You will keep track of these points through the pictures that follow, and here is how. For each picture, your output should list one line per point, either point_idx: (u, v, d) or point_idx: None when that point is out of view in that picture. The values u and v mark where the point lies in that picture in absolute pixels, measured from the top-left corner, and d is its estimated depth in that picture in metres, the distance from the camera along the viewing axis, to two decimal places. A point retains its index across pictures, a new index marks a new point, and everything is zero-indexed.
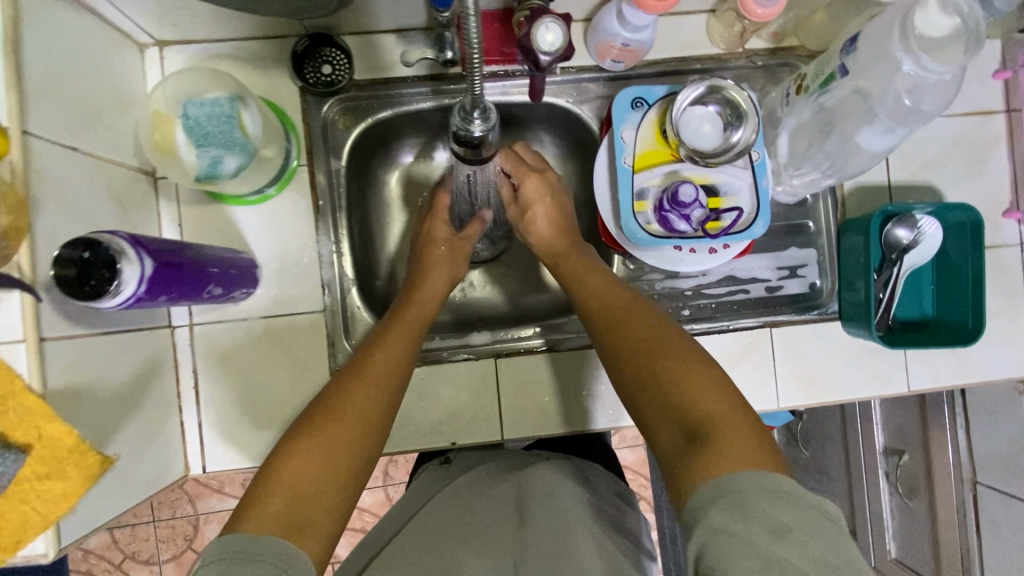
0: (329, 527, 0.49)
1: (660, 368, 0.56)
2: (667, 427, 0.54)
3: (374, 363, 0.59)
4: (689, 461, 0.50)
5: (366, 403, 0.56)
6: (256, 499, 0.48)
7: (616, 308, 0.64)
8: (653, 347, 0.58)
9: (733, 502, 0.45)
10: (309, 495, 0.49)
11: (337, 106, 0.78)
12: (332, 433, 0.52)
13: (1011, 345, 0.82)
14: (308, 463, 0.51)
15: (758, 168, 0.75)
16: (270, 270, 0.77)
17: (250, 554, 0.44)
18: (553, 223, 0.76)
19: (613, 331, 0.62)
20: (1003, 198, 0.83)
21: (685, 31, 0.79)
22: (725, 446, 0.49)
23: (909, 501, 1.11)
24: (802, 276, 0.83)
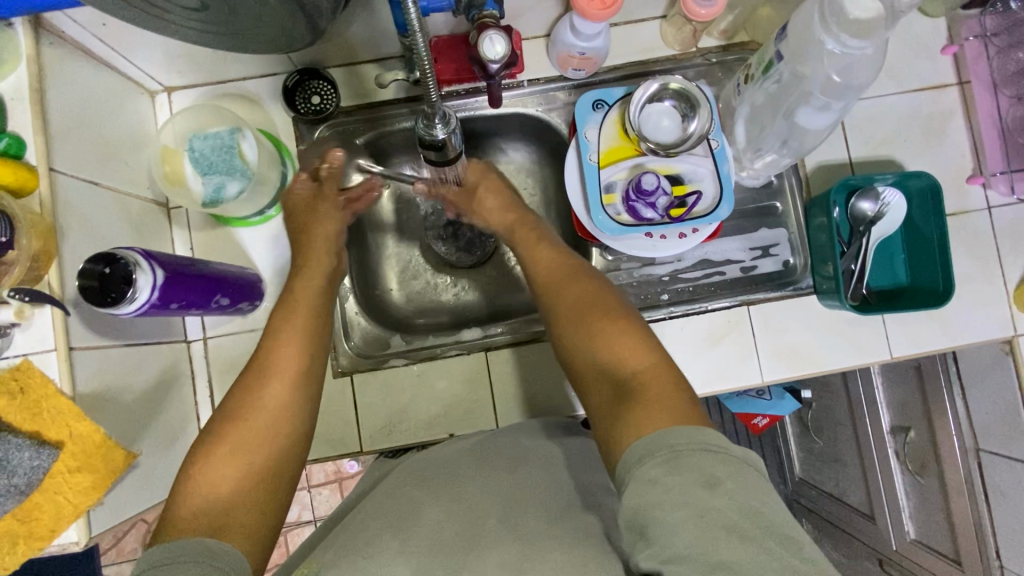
0: (255, 526, 0.53)
1: (597, 339, 0.59)
2: (608, 391, 0.56)
3: (284, 362, 0.64)
4: (619, 415, 0.52)
5: (272, 401, 0.61)
6: (177, 508, 0.52)
7: (565, 277, 0.68)
8: (598, 314, 0.61)
9: (661, 456, 0.45)
10: (231, 500, 0.53)
11: (326, 131, 0.86)
12: (243, 432, 0.58)
13: (989, 306, 0.84)
14: (217, 472, 0.55)
15: (718, 155, 0.80)
16: (274, 284, 0.84)
17: (172, 560, 0.45)
18: (500, 199, 0.79)
19: (561, 298, 0.66)
20: (966, 166, 0.85)
21: (640, 37, 0.85)
22: (650, 401, 0.51)
23: (919, 478, 1.11)
24: (774, 255, 0.87)
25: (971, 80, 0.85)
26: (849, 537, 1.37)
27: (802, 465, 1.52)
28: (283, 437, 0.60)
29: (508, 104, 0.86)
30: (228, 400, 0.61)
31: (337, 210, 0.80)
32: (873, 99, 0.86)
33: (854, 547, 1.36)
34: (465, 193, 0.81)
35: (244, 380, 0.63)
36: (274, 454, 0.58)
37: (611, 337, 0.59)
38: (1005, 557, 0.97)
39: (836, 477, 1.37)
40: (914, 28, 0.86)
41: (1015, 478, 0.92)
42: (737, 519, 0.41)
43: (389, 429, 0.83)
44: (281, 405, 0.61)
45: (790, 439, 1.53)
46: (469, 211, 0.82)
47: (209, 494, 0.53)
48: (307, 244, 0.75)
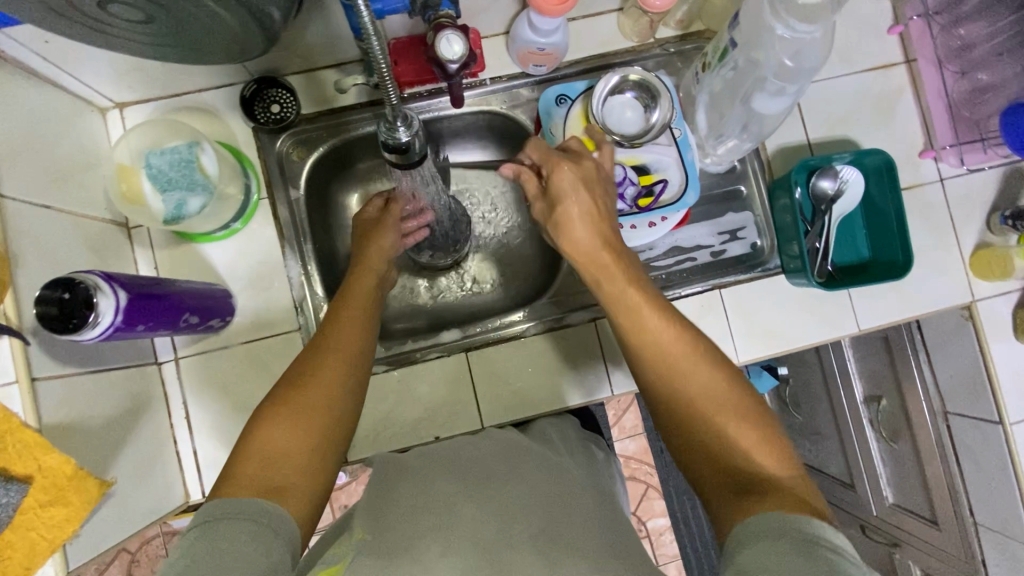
0: (311, 489, 0.55)
1: (715, 421, 0.57)
2: (722, 476, 0.55)
3: (348, 333, 0.66)
4: (739, 503, 0.52)
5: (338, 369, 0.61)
6: (236, 466, 0.53)
7: (677, 347, 0.61)
8: (719, 402, 0.58)
9: (787, 541, 0.45)
10: (292, 459, 0.54)
11: (289, 139, 0.85)
12: (306, 402, 0.57)
13: (947, 274, 0.88)
14: (282, 430, 0.55)
15: (681, 144, 0.82)
16: (245, 298, 0.82)
17: (229, 514, 0.48)
18: (588, 222, 0.67)
19: (672, 374, 0.60)
20: (918, 141, 0.88)
21: (598, 31, 0.86)
22: (773, 498, 0.51)
23: (894, 444, 1.15)
24: (742, 238, 0.89)
25: (917, 58, 0.88)
26: (832, 506, 1.41)
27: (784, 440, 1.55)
28: (346, 396, 0.61)
29: (471, 103, 0.86)
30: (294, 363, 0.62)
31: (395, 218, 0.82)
32: (827, 81, 0.88)
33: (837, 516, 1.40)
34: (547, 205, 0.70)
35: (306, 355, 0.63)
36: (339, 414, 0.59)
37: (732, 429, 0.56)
38: (978, 514, 1.01)
39: (817, 450, 1.41)
40: (861, 10, 0.89)
41: (979, 437, 0.96)
42: None
43: (373, 436, 0.82)
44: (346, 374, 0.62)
45: None
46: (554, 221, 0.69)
47: (270, 458, 0.54)
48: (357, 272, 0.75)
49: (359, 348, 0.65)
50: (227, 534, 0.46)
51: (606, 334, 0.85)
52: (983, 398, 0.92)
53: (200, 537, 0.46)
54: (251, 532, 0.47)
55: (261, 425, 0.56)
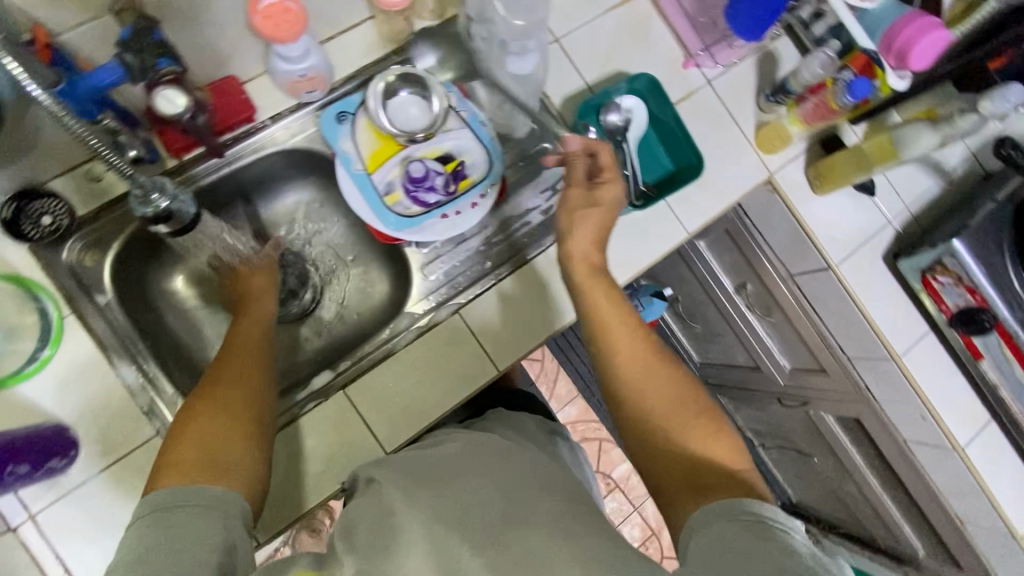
0: (253, 468, 0.59)
1: (676, 424, 0.65)
2: (681, 472, 0.63)
3: (249, 333, 0.72)
4: (693, 495, 0.60)
5: (250, 362, 0.67)
6: (172, 457, 0.56)
7: (646, 359, 0.68)
8: (682, 403, 0.66)
9: (737, 523, 0.53)
10: (225, 444, 0.58)
11: (77, 244, 0.77)
12: (229, 395, 0.62)
13: (740, 159, 0.98)
14: (211, 421, 0.59)
15: (472, 122, 0.85)
16: (86, 426, 0.74)
17: (181, 503, 0.52)
18: (591, 229, 0.76)
19: (641, 381, 0.67)
20: (678, 54, 0.98)
21: (358, 41, 0.86)
22: (724, 489, 0.59)
23: (770, 317, 1.28)
24: (563, 189, 0.93)
25: None
26: (752, 391, 1.53)
27: (696, 349, 1.66)
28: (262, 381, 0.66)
29: (260, 147, 0.84)
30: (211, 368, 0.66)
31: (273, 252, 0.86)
32: (584, 26, 0.95)
33: (757, 398, 1.53)
34: (586, 197, 0.78)
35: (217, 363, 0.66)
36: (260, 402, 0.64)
37: (690, 428, 0.65)
38: (848, 348, 1.13)
39: (722, 347, 1.53)
40: None
41: (820, 285, 1.07)
42: None
43: (279, 506, 0.79)
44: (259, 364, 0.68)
45: (677, 334, 1.67)
46: (564, 223, 0.78)
47: (206, 443, 0.57)
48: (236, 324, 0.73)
49: (261, 345, 0.70)
50: (180, 522, 0.51)
51: (472, 319, 0.87)
52: (809, 253, 1.03)
53: (157, 523, 0.50)
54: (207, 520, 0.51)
55: (189, 421, 0.59)
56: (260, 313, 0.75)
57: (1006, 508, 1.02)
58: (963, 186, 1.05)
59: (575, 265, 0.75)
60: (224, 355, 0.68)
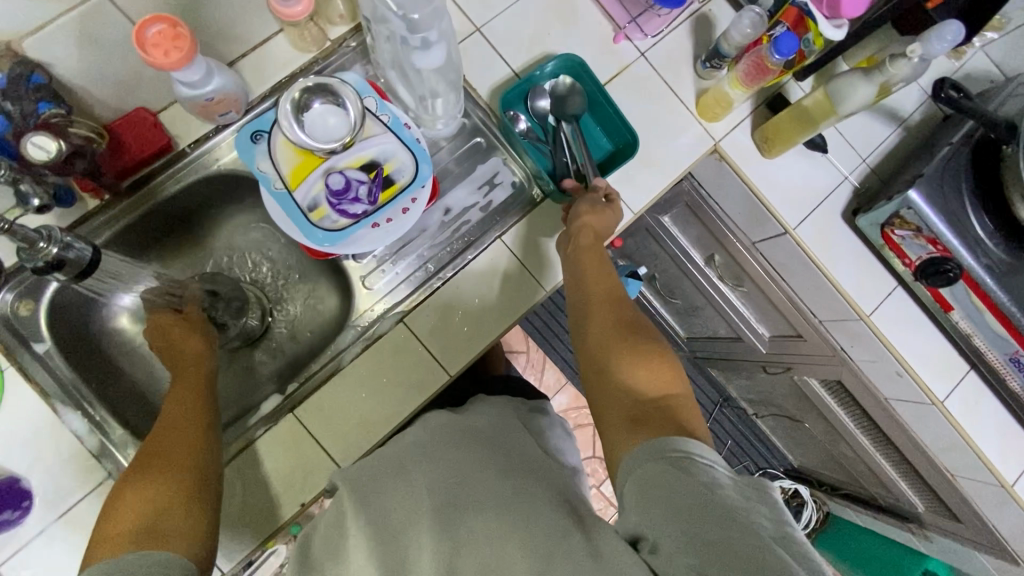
0: (196, 528, 0.58)
1: (623, 355, 0.64)
2: (621, 406, 0.61)
3: (190, 384, 0.71)
4: (629, 431, 0.58)
5: (191, 417, 0.67)
6: (109, 530, 0.55)
7: (610, 301, 0.70)
8: (634, 337, 0.66)
9: (669, 460, 0.51)
10: (164, 507, 0.57)
11: (10, 293, 0.77)
12: (170, 455, 0.62)
13: (682, 130, 0.95)
14: (149, 486, 0.58)
15: (394, 126, 0.84)
16: (36, 477, 0.74)
17: (115, 570, 0.50)
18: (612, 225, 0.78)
19: (601, 319, 0.68)
20: (608, 28, 0.94)
21: (271, 55, 0.84)
22: (658, 424, 0.57)
23: (741, 286, 1.25)
24: (500, 183, 0.92)
25: None
26: (737, 360, 1.51)
27: (680, 324, 1.63)
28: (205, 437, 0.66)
29: (184, 175, 0.83)
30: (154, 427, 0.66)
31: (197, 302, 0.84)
32: (505, 10, 0.91)
33: (743, 367, 1.50)
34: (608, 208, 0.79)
35: (155, 425, 0.66)
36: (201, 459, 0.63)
37: (639, 361, 0.63)
38: (818, 311, 1.10)
39: (703, 320, 1.50)
40: None
41: (783, 250, 1.04)
42: (733, 520, 0.46)
43: (239, 536, 0.78)
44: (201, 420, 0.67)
45: (660, 312, 1.64)
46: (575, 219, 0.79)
47: (144, 508, 0.56)
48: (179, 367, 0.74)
49: (203, 403, 0.70)
50: None
51: (419, 326, 0.85)
52: (766, 219, 1.00)
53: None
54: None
55: (127, 486, 0.59)
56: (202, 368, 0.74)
57: (993, 458, 0.98)
58: (922, 131, 1.01)
59: (583, 233, 0.78)
60: (168, 411, 0.67)
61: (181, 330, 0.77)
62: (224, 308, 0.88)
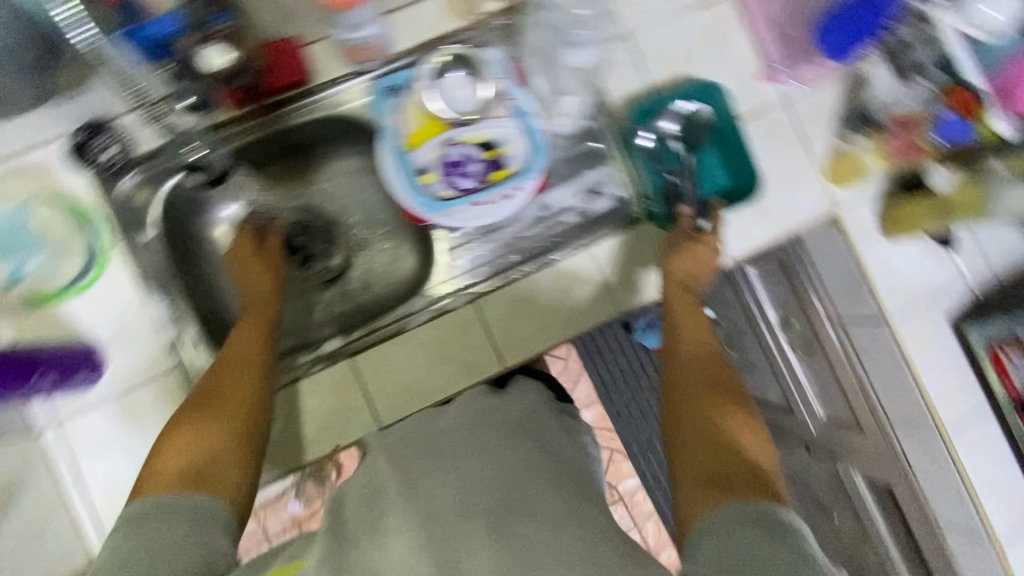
0: (234, 478, 0.62)
1: (710, 404, 0.64)
2: (702, 455, 0.58)
3: (249, 336, 0.75)
4: (707, 483, 0.55)
5: (242, 371, 0.71)
6: (156, 467, 0.60)
7: (704, 353, 0.72)
8: (723, 391, 0.66)
9: (762, 527, 0.48)
10: (207, 454, 0.62)
11: (133, 179, 0.82)
12: (218, 405, 0.67)
13: (803, 188, 0.90)
14: (196, 432, 0.64)
15: (519, 112, 0.83)
16: (113, 352, 0.79)
17: (158, 509, 0.55)
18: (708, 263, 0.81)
19: (691, 366, 0.70)
20: (759, 65, 0.90)
21: (421, 13, 0.84)
22: (742, 481, 0.54)
23: (811, 360, 1.20)
24: (605, 194, 0.90)
25: None
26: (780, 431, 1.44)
27: None
28: (252, 391, 0.70)
29: (310, 110, 0.86)
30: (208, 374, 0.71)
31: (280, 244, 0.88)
32: (658, 22, 0.89)
33: (785, 440, 1.43)
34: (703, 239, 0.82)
35: (215, 372, 0.71)
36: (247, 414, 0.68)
37: (725, 415, 0.62)
38: (889, 409, 1.04)
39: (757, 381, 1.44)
40: None
41: (873, 338, 0.98)
42: None
43: (273, 459, 0.82)
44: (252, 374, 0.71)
45: None
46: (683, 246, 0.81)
47: (193, 455, 0.62)
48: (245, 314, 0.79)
49: (264, 357, 0.73)
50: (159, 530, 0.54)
51: (488, 312, 0.86)
52: (865, 302, 0.95)
53: (138, 529, 0.54)
54: (185, 525, 0.55)
55: (177, 429, 0.64)
56: (262, 319, 0.78)
57: None
58: None
59: (671, 279, 0.81)
60: (225, 360, 0.72)
61: (259, 269, 0.84)
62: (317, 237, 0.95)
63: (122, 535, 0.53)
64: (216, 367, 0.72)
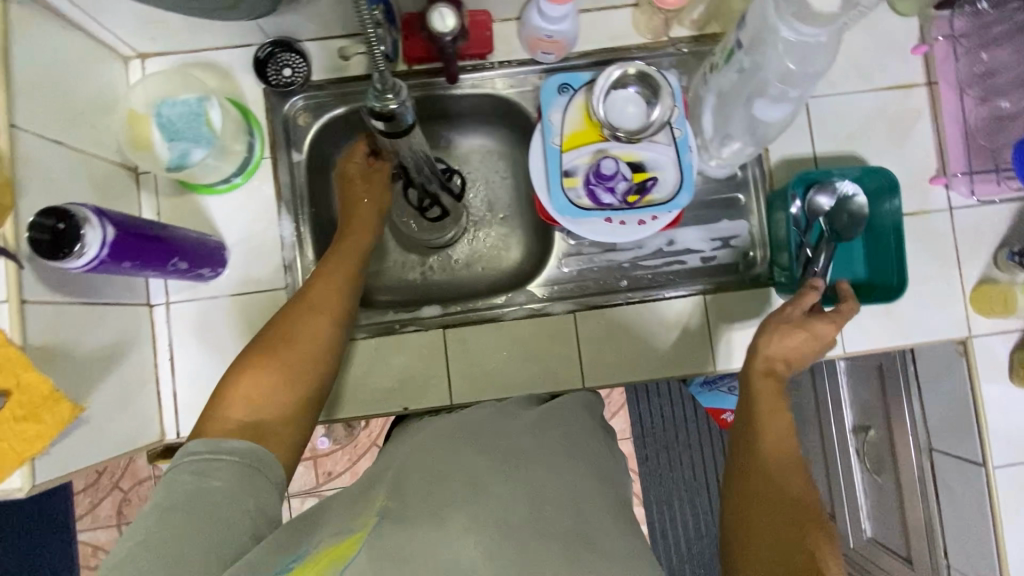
0: (291, 435, 0.62)
1: (786, 522, 0.56)
2: (770, 556, 0.53)
3: (327, 288, 0.72)
4: None
5: (314, 324, 0.68)
6: (220, 411, 0.60)
7: (781, 449, 0.62)
8: (801, 505, 0.57)
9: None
10: (272, 407, 0.62)
11: (299, 103, 0.87)
12: (286, 357, 0.65)
13: (937, 302, 0.87)
14: (262, 381, 0.63)
15: (680, 144, 0.81)
16: (237, 253, 0.85)
17: (214, 457, 0.54)
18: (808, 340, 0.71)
19: (765, 468, 0.61)
20: (930, 166, 0.87)
21: (611, 24, 0.86)
22: None
23: (878, 478, 1.10)
24: (734, 246, 0.88)
25: (939, 81, 0.86)
26: None
27: None
28: (321, 350, 0.68)
29: (476, 85, 0.87)
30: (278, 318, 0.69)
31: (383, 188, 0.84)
32: (839, 95, 0.87)
33: None
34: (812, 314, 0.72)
35: (286, 314, 0.69)
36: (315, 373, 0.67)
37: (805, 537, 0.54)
38: (952, 557, 0.96)
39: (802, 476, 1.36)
40: (883, 25, 0.87)
41: (963, 478, 0.90)
42: None
43: (343, 400, 0.84)
44: (323, 330, 0.69)
45: None
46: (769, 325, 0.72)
47: (253, 404, 0.61)
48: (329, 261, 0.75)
49: (340, 313, 0.71)
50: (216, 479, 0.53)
51: (584, 326, 0.86)
52: (967, 439, 0.88)
53: (191, 476, 0.52)
54: (239, 476, 0.54)
55: (242, 372, 0.63)
56: (344, 270, 0.74)
57: None
58: None
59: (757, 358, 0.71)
60: (299, 306, 0.70)
61: (369, 194, 0.83)
62: (436, 174, 0.85)
63: (174, 483, 0.52)
64: (290, 309, 0.70)
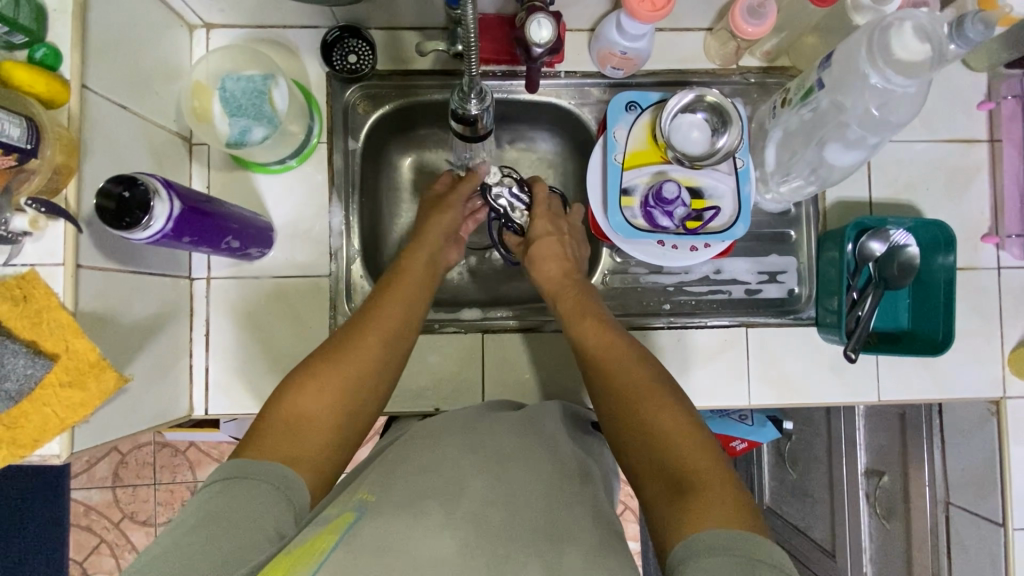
0: (323, 461, 0.60)
1: (643, 417, 0.60)
2: (654, 471, 0.56)
3: (383, 314, 0.71)
4: (675, 509, 0.52)
5: (365, 352, 0.67)
6: (259, 433, 0.59)
7: (610, 353, 0.68)
8: (643, 395, 0.62)
9: (730, 556, 0.46)
10: (307, 433, 0.60)
11: (358, 91, 0.86)
12: (329, 382, 0.64)
13: (973, 359, 0.87)
14: (302, 406, 0.62)
15: (741, 175, 0.80)
16: (284, 235, 0.84)
17: (249, 475, 0.54)
18: (561, 265, 0.80)
19: (606, 384, 0.65)
20: (983, 223, 0.87)
21: (682, 47, 0.86)
22: (704, 496, 0.52)
23: (886, 524, 1.03)
24: (781, 282, 0.88)
25: (1002, 140, 0.86)
26: (806, 570, 1.30)
27: (772, 494, 1.44)
28: (370, 380, 0.66)
29: (542, 92, 0.87)
30: (331, 339, 0.69)
31: (456, 210, 0.83)
32: (901, 143, 0.87)
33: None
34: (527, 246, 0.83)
35: (338, 338, 0.68)
36: (356, 402, 0.65)
37: (657, 422, 0.59)
38: None
39: (803, 510, 1.28)
40: (952, 77, 0.87)
41: (979, 536, 0.89)
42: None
43: None
44: (374, 356, 0.67)
45: (765, 467, 1.44)
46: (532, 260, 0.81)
47: (290, 429, 0.60)
48: (397, 283, 0.75)
49: (393, 337, 0.70)
50: (240, 496, 0.52)
51: None
52: (989, 497, 0.87)
53: (221, 493, 0.52)
54: (268, 494, 0.53)
55: (286, 395, 0.63)
56: (400, 298, 0.73)
57: None
58: None
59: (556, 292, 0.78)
60: (352, 327, 0.69)
61: (443, 207, 0.83)
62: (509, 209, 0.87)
63: (203, 499, 0.52)
64: (347, 328, 0.70)
